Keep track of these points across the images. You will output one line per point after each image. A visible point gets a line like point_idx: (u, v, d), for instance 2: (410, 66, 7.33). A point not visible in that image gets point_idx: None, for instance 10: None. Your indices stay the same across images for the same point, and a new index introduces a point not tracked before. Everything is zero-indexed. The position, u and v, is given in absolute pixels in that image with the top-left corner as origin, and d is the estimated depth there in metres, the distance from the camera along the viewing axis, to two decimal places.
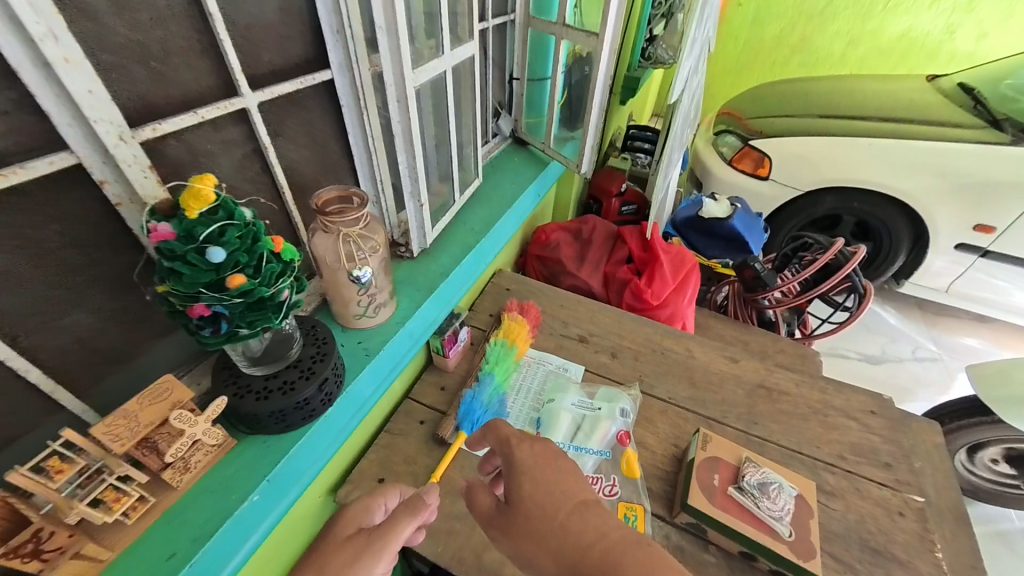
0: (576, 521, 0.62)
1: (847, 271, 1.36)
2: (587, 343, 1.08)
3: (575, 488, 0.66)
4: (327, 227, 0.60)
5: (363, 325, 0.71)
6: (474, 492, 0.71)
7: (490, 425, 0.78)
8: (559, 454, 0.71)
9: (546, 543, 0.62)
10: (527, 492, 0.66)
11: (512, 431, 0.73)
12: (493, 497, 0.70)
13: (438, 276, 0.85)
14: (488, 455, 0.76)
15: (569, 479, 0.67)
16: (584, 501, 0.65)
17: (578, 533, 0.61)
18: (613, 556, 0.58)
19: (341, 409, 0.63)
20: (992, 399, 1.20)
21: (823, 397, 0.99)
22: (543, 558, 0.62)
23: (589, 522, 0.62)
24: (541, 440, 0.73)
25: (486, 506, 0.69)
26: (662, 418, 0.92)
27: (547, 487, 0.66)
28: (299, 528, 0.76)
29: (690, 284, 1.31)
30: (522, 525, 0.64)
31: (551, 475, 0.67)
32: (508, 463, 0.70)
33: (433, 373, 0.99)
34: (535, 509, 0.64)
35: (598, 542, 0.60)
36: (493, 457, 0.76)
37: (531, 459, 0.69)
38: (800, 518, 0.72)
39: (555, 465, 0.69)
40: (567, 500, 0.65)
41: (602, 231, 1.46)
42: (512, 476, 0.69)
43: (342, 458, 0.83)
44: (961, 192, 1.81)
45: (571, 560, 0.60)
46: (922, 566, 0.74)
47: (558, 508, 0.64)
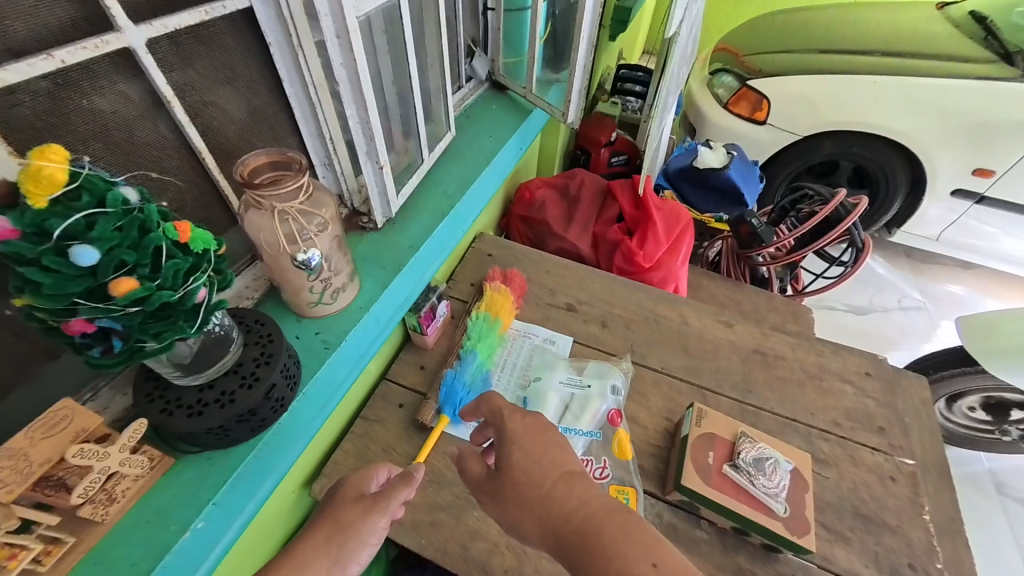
0: (561, 491, 0.58)
1: (846, 224, 1.29)
2: (576, 312, 1.01)
3: (564, 457, 0.62)
4: (260, 202, 0.49)
5: (321, 312, 0.62)
6: (465, 458, 0.67)
7: (483, 394, 0.73)
8: (551, 428, 0.65)
9: (531, 508, 0.58)
10: (515, 459, 0.61)
11: (506, 403, 0.68)
12: (484, 464, 0.66)
13: (407, 250, 0.74)
14: (480, 427, 0.71)
15: (557, 448, 0.62)
16: (572, 471, 0.60)
17: (563, 501, 0.57)
18: (593, 522, 0.54)
19: (299, 414, 0.55)
20: (979, 352, 1.19)
21: (819, 360, 0.96)
22: (528, 524, 0.58)
23: (574, 490, 0.58)
24: (535, 411, 0.67)
25: (476, 473, 0.65)
26: (655, 391, 0.88)
27: (535, 455, 0.61)
28: (273, 529, 0.71)
29: (684, 244, 1.23)
30: (510, 491, 0.60)
31: (540, 445, 0.62)
32: (499, 431, 0.66)
33: (411, 352, 0.92)
34: (522, 476, 0.60)
35: (582, 508, 0.56)
36: (485, 429, 0.71)
37: (523, 428, 0.64)
38: (795, 494, 0.70)
39: (546, 437, 0.63)
40: (555, 468, 0.60)
41: (590, 187, 1.35)
42: (502, 445, 0.64)
43: (317, 448, 0.78)
44: (964, 133, 1.72)
45: (553, 525, 0.56)
46: (912, 533, 0.74)
47: (544, 476, 0.59)
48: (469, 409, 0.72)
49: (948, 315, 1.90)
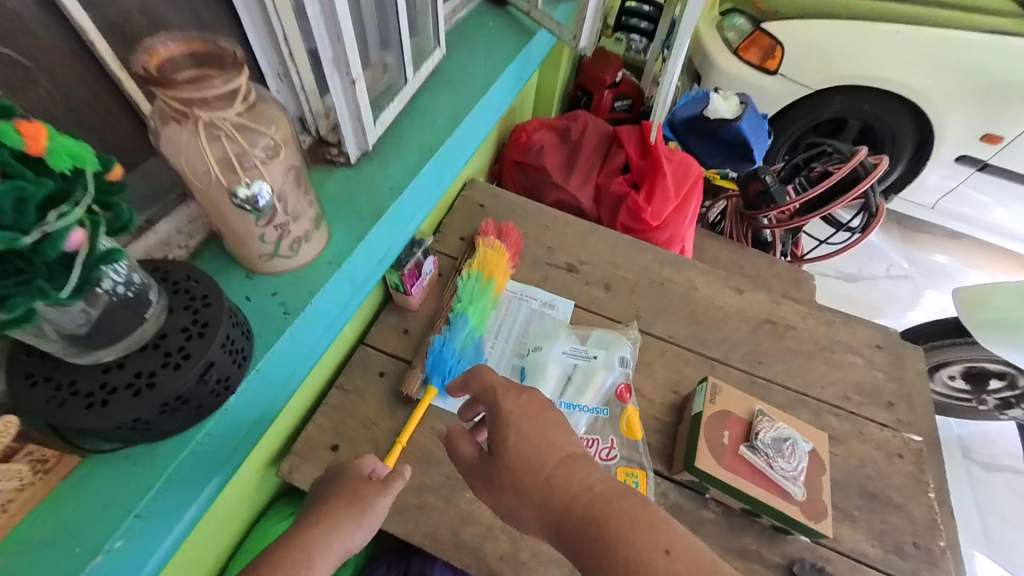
0: (561, 476, 0.50)
1: (865, 186, 1.21)
2: (577, 273, 0.91)
3: (564, 437, 0.54)
4: (178, 111, 0.34)
5: (276, 268, 0.47)
6: (454, 438, 0.58)
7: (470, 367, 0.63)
8: (548, 405, 0.56)
9: (528, 495, 0.51)
10: (510, 443, 0.53)
11: (500, 378, 0.58)
12: (477, 445, 0.57)
13: (387, 194, 0.58)
14: (469, 403, 0.63)
15: (557, 427, 0.54)
16: (573, 454, 0.53)
17: (563, 487, 0.50)
18: (596, 509, 0.47)
19: (247, 397, 0.44)
20: (974, 323, 1.18)
21: (830, 331, 0.90)
22: (525, 512, 0.51)
23: (575, 475, 0.50)
24: (531, 389, 0.58)
25: (467, 455, 0.57)
26: (661, 361, 0.81)
27: (532, 437, 0.53)
28: (234, 511, 0.64)
29: (693, 202, 1.12)
30: (506, 477, 0.52)
31: (538, 425, 0.54)
32: (491, 412, 0.56)
33: (393, 314, 0.81)
34: (518, 461, 0.52)
35: (585, 494, 0.49)
36: (475, 404, 0.61)
37: (519, 408, 0.54)
38: (812, 475, 0.65)
39: (544, 418, 0.54)
40: (554, 450, 0.52)
41: (594, 131, 1.20)
42: (495, 425, 0.55)
43: (285, 423, 0.68)
44: (977, 92, 1.64)
45: (554, 514, 0.49)
46: (916, 510, 0.71)
47: (542, 460, 0.52)
48: (456, 384, 0.62)
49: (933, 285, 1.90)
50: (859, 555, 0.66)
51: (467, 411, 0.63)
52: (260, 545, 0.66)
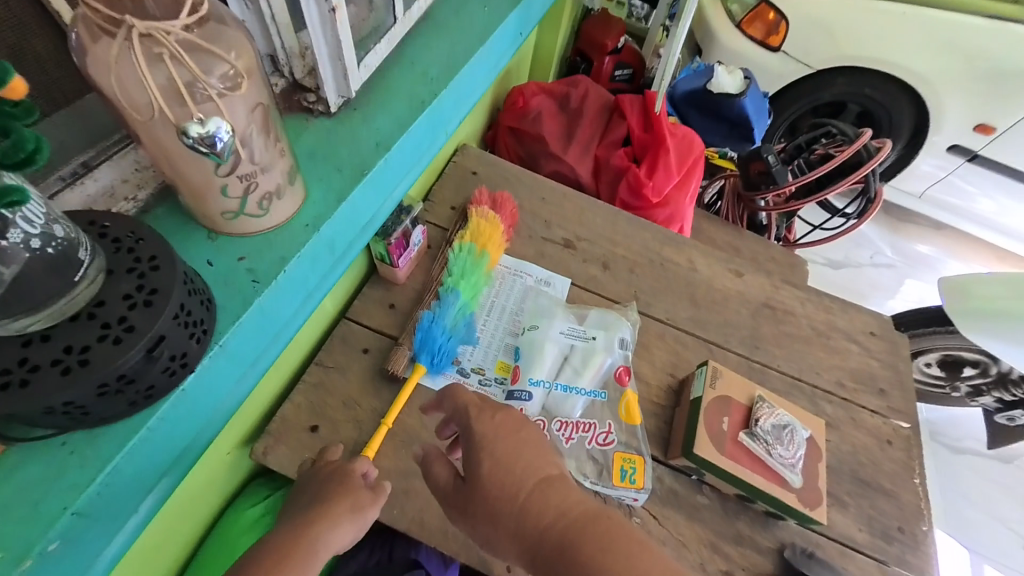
0: (536, 502, 0.46)
1: (868, 169, 1.19)
2: (574, 250, 0.86)
3: (541, 459, 0.50)
4: (110, 19, 0.28)
5: (243, 229, 0.40)
6: (429, 462, 0.55)
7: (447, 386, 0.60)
8: (527, 424, 0.53)
9: (503, 525, 0.47)
10: (484, 469, 0.49)
11: (474, 397, 0.55)
12: (453, 469, 0.54)
13: (372, 149, 0.51)
14: (443, 421, 0.59)
15: (533, 448, 0.51)
16: (550, 476, 0.49)
17: (538, 514, 0.46)
18: (571, 536, 0.43)
19: (210, 379, 0.38)
20: (958, 313, 1.19)
21: (828, 317, 0.88)
22: (500, 540, 0.48)
23: (550, 500, 0.46)
24: (507, 407, 0.55)
25: (443, 481, 0.53)
26: (660, 344, 0.78)
27: (507, 461, 0.49)
28: (203, 494, 0.59)
29: (694, 178, 1.08)
30: (481, 507, 0.48)
31: (514, 447, 0.50)
32: (464, 434, 0.53)
33: (378, 287, 0.75)
34: (492, 487, 0.48)
35: (559, 521, 0.45)
36: (449, 424, 0.58)
37: (494, 431, 0.51)
38: (810, 463, 0.64)
39: (520, 437, 0.51)
40: (530, 473, 0.48)
41: (594, 100, 1.13)
42: (469, 450, 0.51)
43: (258, 402, 0.62)
44: (976, 81, 1.59)
45: (529, 544, 0.45)
46: (904, 496, 0.72)
47: (517, 485, 0.47)
48: (430, 404, 0.59)
49: (915, 276, 1.89)
50: (848, 540, 0.67)
51: (441, 430, 0.60)
52: (233, 528, 0.62)
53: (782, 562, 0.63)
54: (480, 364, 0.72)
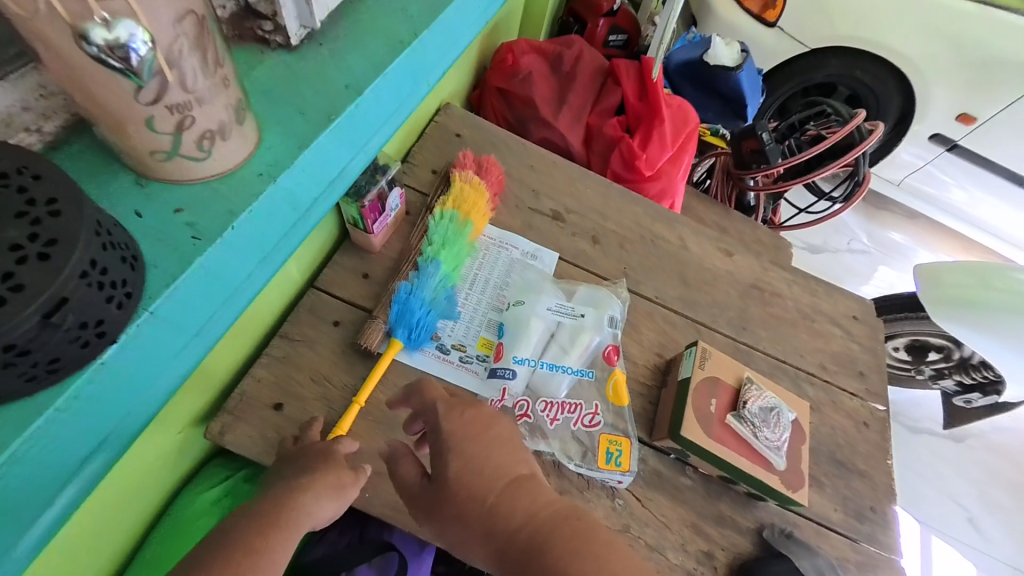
0: (505, 505, 0.43)
1: (860, 152, 1.17)
2: (563, 223, 0.81)
3: (511, 458, 0.47)
4: None
5: (181, 175, 0.34)
6: (396, 458, 0.50)
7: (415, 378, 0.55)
8: (497, 419, 0.50)
9: (472, 527, 0.44)
10: (453, 471, 0.45)
11: (442, 394, 0.51)
12: (421, 467, 0.49)
13: (342, 90, 0.43)
14: (410, 417, 0.55)
15: (503, 447, 0.47)
16: (520, 477, 0.46)
17: (507, 518, 0.43)
18: (540, 539, 0.41)
19: (138, 352, 0.32)
20: (930, 300, 1.21)
21: (814, 300, 0.87)
22: (469, 543, 0.44)
23: (519, 501, 0.43)
24: (476, 402, 0.51)
25: (410, 480, 0.49)
26: (649, 323, 0.75)
27: (476, 462, 0.46)
28: (150, 477, 0.54)
29: (689, 152, 1.04)
30: (450, 510, 0.45)
31: (483, 446, 0.47)
32: (432, 431, 0.49)
33: (351, 254, 0.69)
34: (460, 489, 0.45)
35: (528, 524, 0.42)
36: (415, 420, 0.54)
37: (463, 428, 0.47)
38: (794, 446, 0.63)
39: (490, 435, 0.48)
40: (499, 474, 0.45)
41: (589, 63, 1.06)
42: (436, 450, 0.47)
43: (213, 378, 0.56)
44: (965, 69, 1.57)
45: (498, 548, 0.42)
46: (878, 477, 0.73)
47: (486, 488, 0.44)
48: (395, 398, 0.55)
49: (889, 262, 1.93)
50: (822, 518, 0.67)
51: (408, 426, 0.55)
52: (188, 510, 0.58)
53: (761, 541, 0.63)
54: (461, 340, 0.67)
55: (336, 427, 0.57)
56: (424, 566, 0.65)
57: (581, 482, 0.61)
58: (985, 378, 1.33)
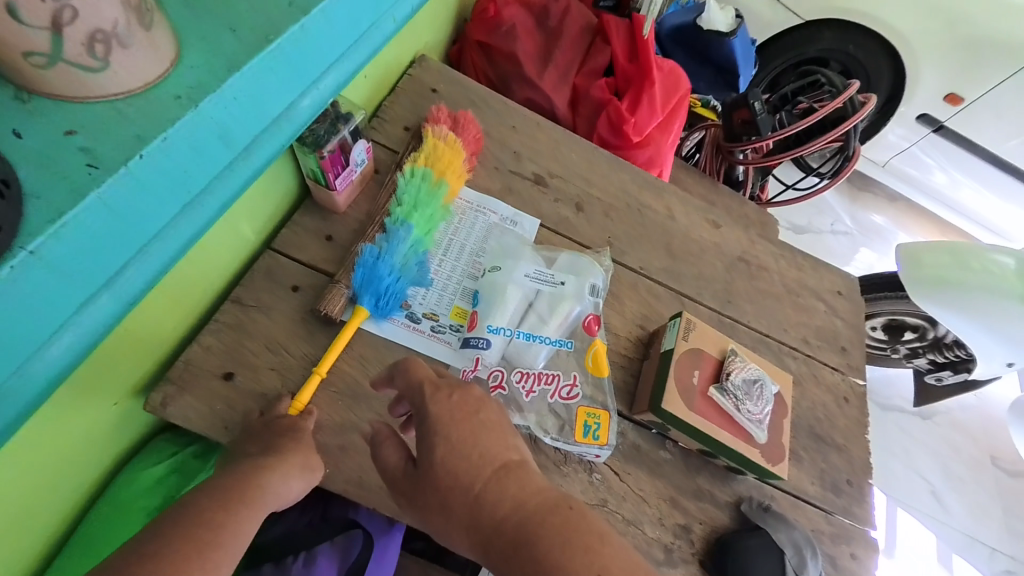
0: (492, 493, 0.40)
1: (851, 125, 1.14)
2: (545, 187, 0.76)
3: (500, 442, 0.43)
4: None
5: (74, 91, 0.27)
6: (377, 442, 0.46)
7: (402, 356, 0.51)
8: (483, 404, 0.45)
9: (455, 517, 0.40)
10: (438, 456, 0.41)
11: (430, 374, 0.47)
12: (404, 450, 0.46)
13: (283, 7, 0.36)
14: (395, 399, 0.50)
15: (493, 431, 0.43)
16: (509, 463, 0.42)
17: (493, 507, 0.39)
18: (527, 531, 0.37)
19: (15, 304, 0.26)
20: (911, 278, 1.21)
21: (800, 274, 0.85)
22: (451, 533, 0.41)
23: (507, 490, 0.40)
24: (465, 385, 0.46)
25: (393, 464, 0.45)
26: (632, 294, 0.72)
27: (463, 448, 0.42)
28: (78, 454, 0.48)
29: (679, 119, 0.99)
30: (432, 497, 0.41)
31: (470, 430, 0.43)
32: (417, 413, 0.45)
33: (313, 215, 0.63)
34: (445, 478, 0.41)
35: (516, 513, 0.39)
36: (401, 403, 0.50)
37: (449, 411, 0.43)
38: (775, 419, 0.61)
39: (477, 421, 0.43)
40: (487, 460, 0.41)
41: (577, 19, 0.99)
42: (421, 434, 0.43)
43: (151, 345, 0.51)
44: (957, 46, 1.54)
45: (482, 541, 0.39)
46: (855, 451, 0.72)
47: (473, 474, 0.41)
48: (378, 379, 0.50)
49: (870, 244, 1.94)
50: (799, 492, 0.66)
51: (393, 407, 0.51)
52: (128, 489, 0.53)
53: (738, 515, 0.62)
54: (433, 309, 0.63)
55: (292, 400, 0.53)
56: (393, 543, 0.63)
57: (557, 457, 0.59)
58: (957, 357, 1.34)
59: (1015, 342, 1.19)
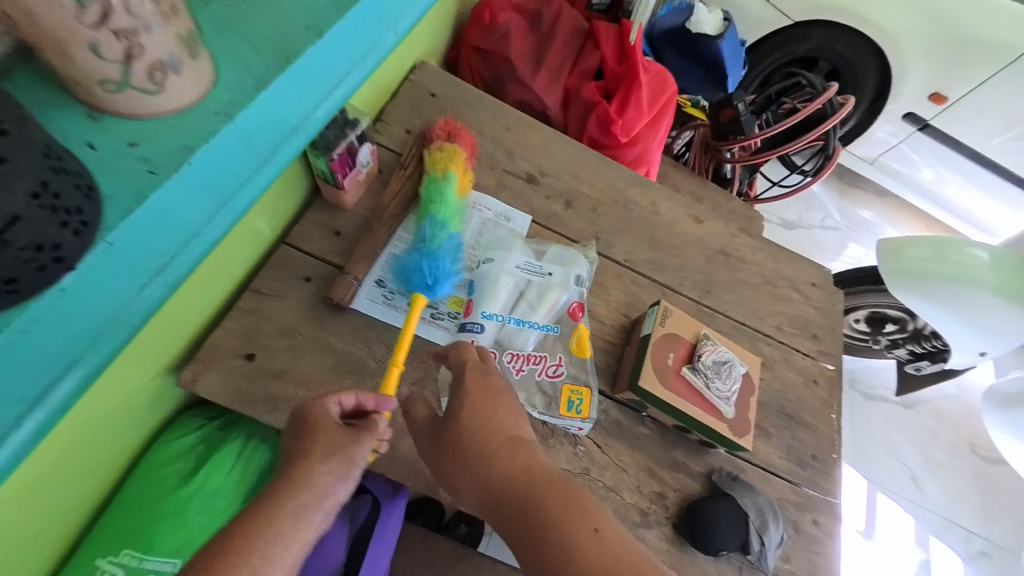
0: (504, 455, 0.47)
1: (831, 125, 1.19)
2: (537, 184, 0.82)
3: (513, 419, 0.50)
4: None
5: (135, 109, 0.33)
6: (410, 400, 0.54)
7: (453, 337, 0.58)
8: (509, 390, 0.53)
9: (472, 472, 0.47)
10: (463, 419, 0.49)
11: (475, 354, 0.54)
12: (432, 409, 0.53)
13: (301, 29, 0.42)
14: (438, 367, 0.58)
15: (511, 408, 0.51)
16: (519, 436, 0.49)
17: (502, 468, 0.46)
18: (532, 488, 0.44)
19: (95, 280, 0.32)
20: (889, 270, 1.27)
21: (777, 266, 0.91)
22: (464, 486, 0.48)
23: (517, 456, 0.47)
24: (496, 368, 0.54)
25: (421, 420, 0.53)
26: (617, 284, 0.78)
27: (484, 414, 0.49)
28: (118, 424, 0.54)
29: (666, 119, 1.04)
30: (452, 455, 0.49)
31: (491, 405, 0.50)
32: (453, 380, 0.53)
33: (323, 211, 0.69)
34: (467, 438, 0.48)
35: (523, 473, 0.45)
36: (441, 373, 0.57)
37: (478, 387, 0.51)
38: (743, 396, 0.67)
39: (500, 399, 0.51)
40: (501, 430, 0.49)
41: (568, 24, 1.05)
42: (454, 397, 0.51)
43: (182, 327, 0.57)
44: (942, 47, 1.58)
45: (492, 495, 0.46)
46: (822, 429, 0.78)
47: (489, 437, 0.48)
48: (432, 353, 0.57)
49: (860, 239, 1.99)
50: (768, 465, 0.73)
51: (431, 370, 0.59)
52: (160, 457, 0.60)
53: (710, 483, 0.68)
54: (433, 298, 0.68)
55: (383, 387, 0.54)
56: (396, 510, 0.68)
57: (545, 430, 0.65)
58: (934, 347, 1.40)
59: (989, 332, 1.25)
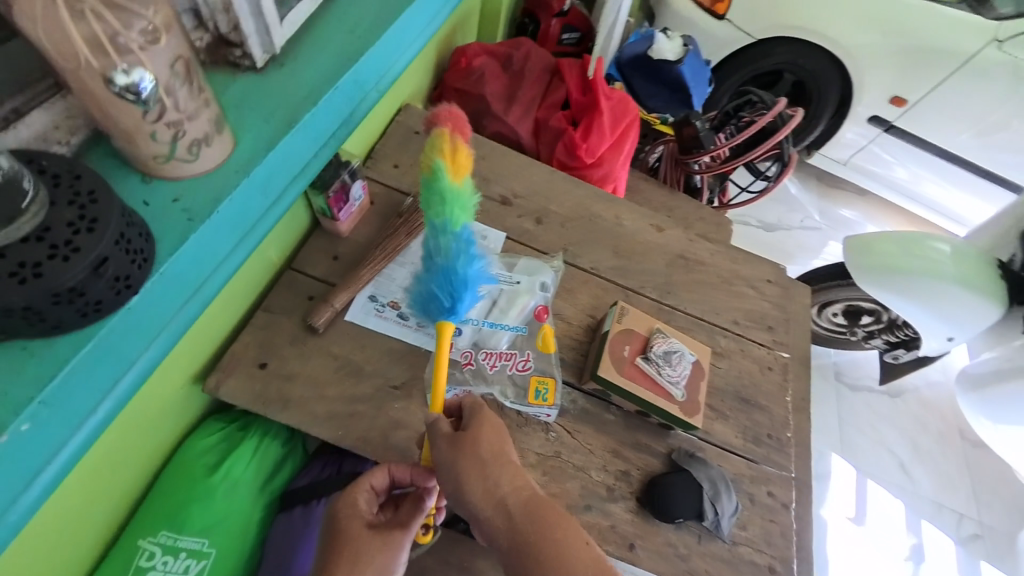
0: (514, 472, 0.56)
1: (781, 137, 1.31)
2: (510, 206, 0.93)
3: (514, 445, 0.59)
4: None
5: (179, 173, 0.45)
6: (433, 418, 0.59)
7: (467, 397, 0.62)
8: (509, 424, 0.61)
9: (486, 479, 0.55)
10: (485, 436, 0.57)
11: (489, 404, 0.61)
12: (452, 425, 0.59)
13: (300, 100, 0.54)
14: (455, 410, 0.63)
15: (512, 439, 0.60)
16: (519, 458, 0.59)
17: (512, 482, 0.55)
18: (538, 503, 0.55)
19: (153, 298, 0.44)
20: (859, 268, 1.34)
21: (734, 266, 1.00)
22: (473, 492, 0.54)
23: (523, 475, 0.57)
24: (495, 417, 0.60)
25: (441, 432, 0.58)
26: (584, 289, 0.88)
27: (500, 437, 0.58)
28: (155, 423, 0.65)
29: (629, 140, 1.15)
30: (467, 466, 0.55)
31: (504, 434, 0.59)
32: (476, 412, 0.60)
33: (323, 238, 0.81)
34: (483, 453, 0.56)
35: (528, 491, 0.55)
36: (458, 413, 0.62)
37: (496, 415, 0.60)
38: (693, 381, 0.76)
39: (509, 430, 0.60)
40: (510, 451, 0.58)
41: (537, 61, 1.18)
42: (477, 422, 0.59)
43: (207, 342, 0.68)
44: (896, 55, 1.69)
45: (501, 505, 0.54)
46: (776, 410, 0.87)
47: (503, 456, 0.57)
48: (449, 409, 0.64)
49: (840, 237, 2.07)
50: (725, 444, 0.81)
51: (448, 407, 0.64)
52: (189, 454, 0.70)
53: (670, 461, 0.77)
54: None
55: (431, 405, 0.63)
56: None
57: (519, 418, 0.75)
58: (907, 336, 1.45)
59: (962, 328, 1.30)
